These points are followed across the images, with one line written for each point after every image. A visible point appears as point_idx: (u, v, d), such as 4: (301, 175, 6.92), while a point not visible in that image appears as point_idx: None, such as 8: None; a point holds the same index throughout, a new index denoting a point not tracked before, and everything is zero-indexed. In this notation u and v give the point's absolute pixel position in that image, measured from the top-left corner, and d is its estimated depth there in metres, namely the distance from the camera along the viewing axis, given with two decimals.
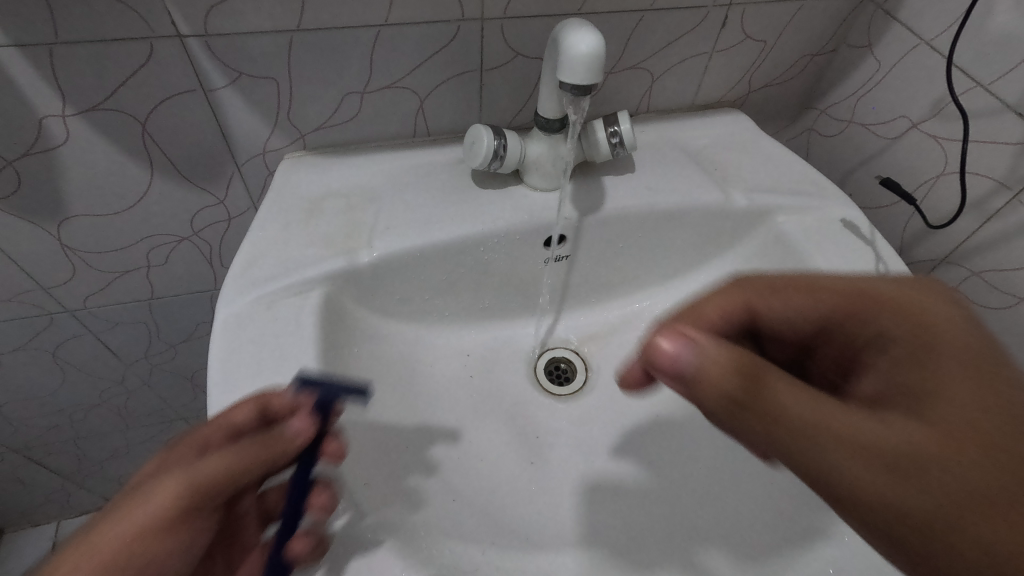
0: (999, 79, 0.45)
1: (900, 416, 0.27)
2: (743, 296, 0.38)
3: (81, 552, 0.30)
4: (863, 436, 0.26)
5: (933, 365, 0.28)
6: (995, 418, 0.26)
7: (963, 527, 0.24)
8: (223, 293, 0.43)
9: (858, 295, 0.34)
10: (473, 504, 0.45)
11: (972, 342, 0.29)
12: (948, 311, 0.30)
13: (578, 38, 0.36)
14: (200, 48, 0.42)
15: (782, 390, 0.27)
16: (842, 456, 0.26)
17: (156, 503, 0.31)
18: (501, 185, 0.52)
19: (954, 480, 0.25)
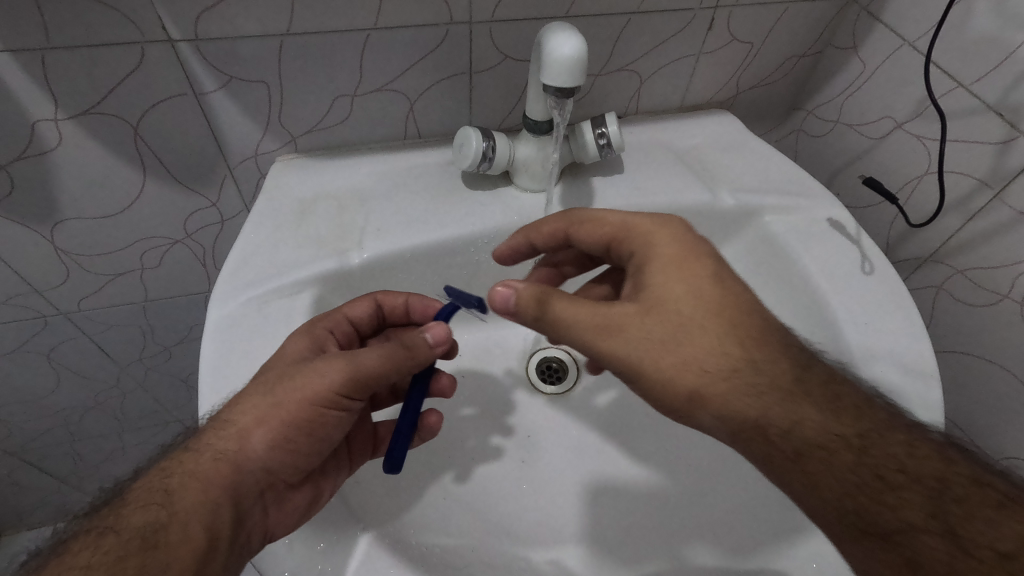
0: (979, 79, 0.46)
1: (634, 308, 0.37)
2: (565, 228, 0.44)
3: (252, 412, 0.36)
4: (610, 326, 0.37)
5: (660, 275, 0.38)
6: (703, 306, 0.37)
7: (671, 379, 0.36)
8: (214, 294, 0.44)
9: (627, 227, 0.41)
10: (462, 501, 0.45)
11: (691, 259, 0.38)
12: (670, 238, 0.39)
13: (561, 41, 0.37)
14: (191, 53, 0.42)
15: (559, 307, 0.38)
16: (601, 347, 0.37)
17: (317, 382, 0.37)
18: (491, 186, 0.52)
19: (668, 349, 0.36)
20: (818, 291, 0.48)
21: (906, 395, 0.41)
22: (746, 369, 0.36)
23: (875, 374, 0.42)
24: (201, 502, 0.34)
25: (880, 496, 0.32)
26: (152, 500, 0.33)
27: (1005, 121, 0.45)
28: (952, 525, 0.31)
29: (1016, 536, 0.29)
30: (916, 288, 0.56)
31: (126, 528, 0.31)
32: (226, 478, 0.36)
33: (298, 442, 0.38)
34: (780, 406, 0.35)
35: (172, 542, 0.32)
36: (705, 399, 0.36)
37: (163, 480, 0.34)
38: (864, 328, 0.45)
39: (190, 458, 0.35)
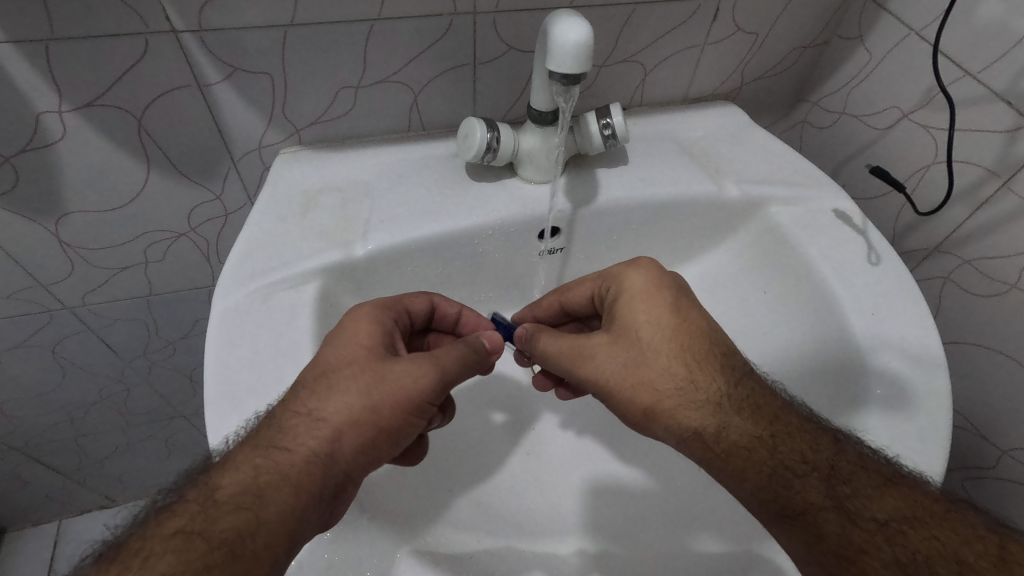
0: (987, 68, 0.46)
1: (605, 339, 0.43)
2: (557, 298, 0.49)
3: (344, 413, 0.37)
4: (582, 355, 0.43)
5: (625, 308, 0.43)
6: (659, 333, 0.41)
7: (629, 396, 0.41)
8: (219, 285, 0.43)
9: (602, 278, 0.46)
10: (469, 493, 0.46)
11: (660, 293, 0.43)
12: (639, 277, 0.44)
13: (567, 28, 0.36)
14: (195, 44, 0.42)
15: (543, 341, 0.45)
16: (577, 373, 0.43)
17: (405, 382, 0.39)
18: (495, 177, 0.52)
19: (629, 372, 0.41)
20: (825, 283, 0.47)
21: (914, 385, 0.41)
22: (688, 386, 0.40)
23: (882, 365, 0.42)
24: (292, 504, 0.34)
25: (789, 483, 0.36)
26: (240, 503, 0.33)
27: (1013, 109, 0.45)
28: (844, 502, 0.34)
29: (890, 507, 0.33)
30: (923, 279, 0.56)
31: (215, 534, 0.32)
32: (315, 480, 0.35)
33: (380, 445, 0.38)
34: (712, 414, 0.39)
35: (258, 549, 0.32)
36: (659, 414, 0.40)
37: (252, 479, 0.34)
38: (870, 319, 0.45)
39: (280, 456, 0.35)
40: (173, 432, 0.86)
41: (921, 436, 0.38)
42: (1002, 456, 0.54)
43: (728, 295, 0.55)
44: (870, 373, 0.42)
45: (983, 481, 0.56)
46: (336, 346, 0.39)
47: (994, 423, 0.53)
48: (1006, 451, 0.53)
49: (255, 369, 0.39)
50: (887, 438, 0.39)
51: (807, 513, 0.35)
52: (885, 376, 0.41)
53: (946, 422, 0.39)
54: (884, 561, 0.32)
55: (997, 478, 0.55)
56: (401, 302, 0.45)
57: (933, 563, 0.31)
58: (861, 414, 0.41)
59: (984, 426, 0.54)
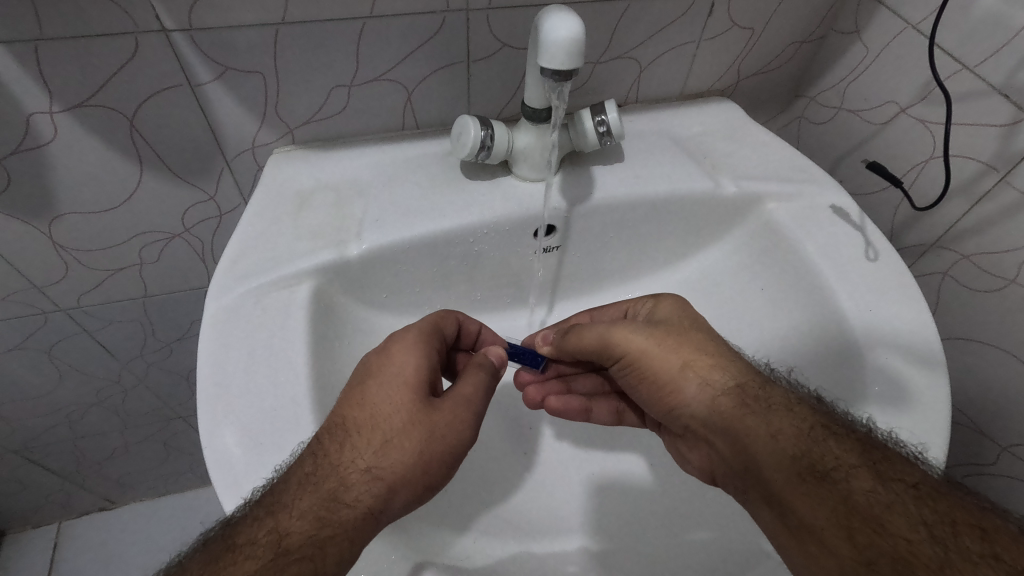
0: (984, 61, 0.45)
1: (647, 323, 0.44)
2: (587, 315, 0.51)
3: (401, 470, 0.36)
4: (623, 327, 0.44)
5: (671, 301, 0.45)
6: (702, 323, 0.43)
7: (665, 360, 0.41)
8: (212, 286, 0.43)
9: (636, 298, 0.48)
10: (465, 493, 0.45)
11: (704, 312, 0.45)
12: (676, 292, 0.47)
13: (558, 23, 0.36)
14: (186, 43, 0.42)
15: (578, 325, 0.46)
16: (615, 338, 0.44)
17: (455, 425, 0.39)
18: (490, 176, 0.52)
19: (674, 339, 0.42)
20: (823, 279, 0.47)
21: (913, 382, 0.40)
22: (729, 360, 0.41)
23: (880, 362, 0.42)
24: (348, 553, 0.33)
25: (821, 440, 0.35)
26: (303, 553, 0.32)
27: (1011, 103, 0.44)
28: (879, 464, 0.34)
29: (921, 472, 0.33)
30: (922, 275, 0.56)
31: None
32: (370, 535, 0.34)
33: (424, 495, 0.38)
34: (748, 378, 0.39)
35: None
36: (695, 367, 0.41)
37: (316, 529, 0.33)
38: (869, 315, 0.44)
39: (341, 509, 0.34)
40: (172, 433, 0.86)
41: (920, 433, 0.38)
42: (1003, 453, 0.53)
43: (727, 292, 0.55)
44: (869, 371, 0.41)
45: (983, 478, 0.56)
46: (387, 392, 0.39)
47: (993, 420, 0.53)
48: (1006, 448, 0.53)
49: (248, 371, 0.39)
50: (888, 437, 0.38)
51: (843, 470, 0.34)
52: (883, 373, 0.41)
53: (946, 419, 0.38)
54: (911, 518, 0.31)
55: (996, 474, 0.54)
56: (443, 320, 0.46)
57: (958, 525, 0.31)
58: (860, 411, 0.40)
59: (984, 422, 0.54)
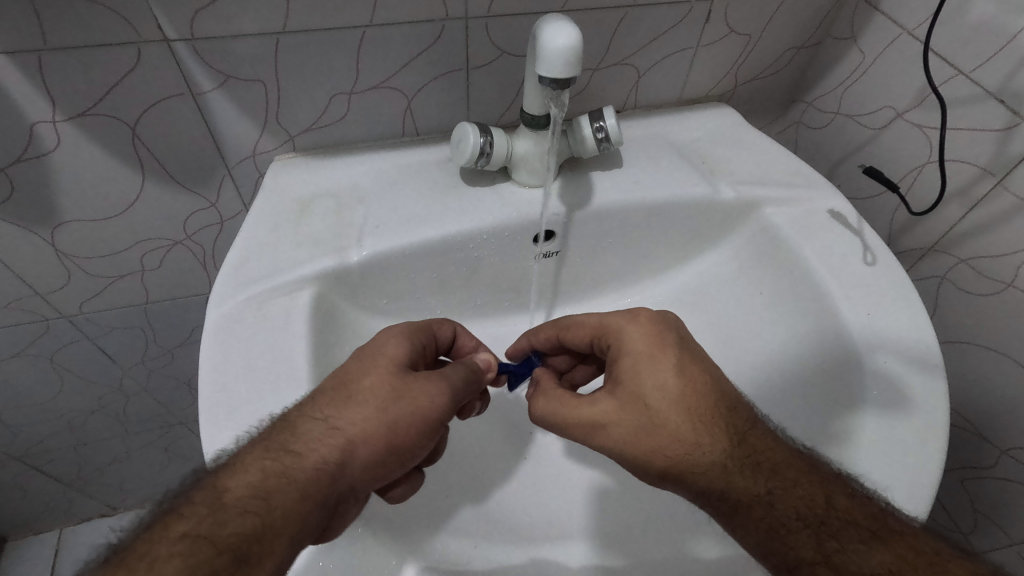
0: (979, 66, 0.45)
1: (610, 407, 0.40)
2: (556, 331, 0.48)
3: (362, 426, 0.37)
4: (592, 423, 0.41)
5: (631, 366, 0.41)
6: (669, 399, 0.39)
7: (639, 462, 0.39)
8: (213, 293, 0.43)
9: (602, 327, 0.44)
10: (465, 497, 0.46)
11: (672, 378, 0.40)
12: (640, 334, 0.42)
13: (555, 33, 0.36)
14: (188, 52, 0.42)
15: (541, 411, 0.44)
16: (590, 442, 0.41)
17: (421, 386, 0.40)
18: (490, 182, 0.52)
19: (642, 441, 0.39)
20: (820, 282, 0.47)
21: (910, 384, 0.41)
22: (696, 451, 0.38)
23: (877, 365, 0.42)
24: (293, 509, 0.33)
25: (786, 540, 0.34)
26: (247, 507, 0.32)
27: (1006, 108, 0.44)
28: (833, 556, 0.33)
29: (877, 562, 0.32)
30: (919, 279, 0.56)
31: (222, 538, 0.31)
32: (321, 491, 0.34)
33: (388, 459, 0.38)
34: (718, 470, 0.37)
35: (266, 550, 0.31)
36: (674, 459, 0.38)
37: (260, 480, 0.33)
38: (866, 319, 0.45)
39: (288, 458, 0.34)
40: (173, 440, 0.86)
41: (917, 435, 0.38)
42: (1001, 456, 0.53)
43: (725, 296, 0.55)
44: (866, 374, 0.42)
45: (983, 481, 0.56)
46: (360, 360, 0.39)
47: (991, 423, 0.53)
48: (1005, 451, 0.53)
49: (250, 377, 0.39)
50: (885, 439, 0.39)
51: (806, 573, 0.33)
52: (881, 375, 0.41)
53: (943, 422, 0.39)
54: None
55: (996, 478, 0.54)
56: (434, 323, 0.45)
57: None
58: (857, 414, 0.41)
59: (982, 425, 0.54)
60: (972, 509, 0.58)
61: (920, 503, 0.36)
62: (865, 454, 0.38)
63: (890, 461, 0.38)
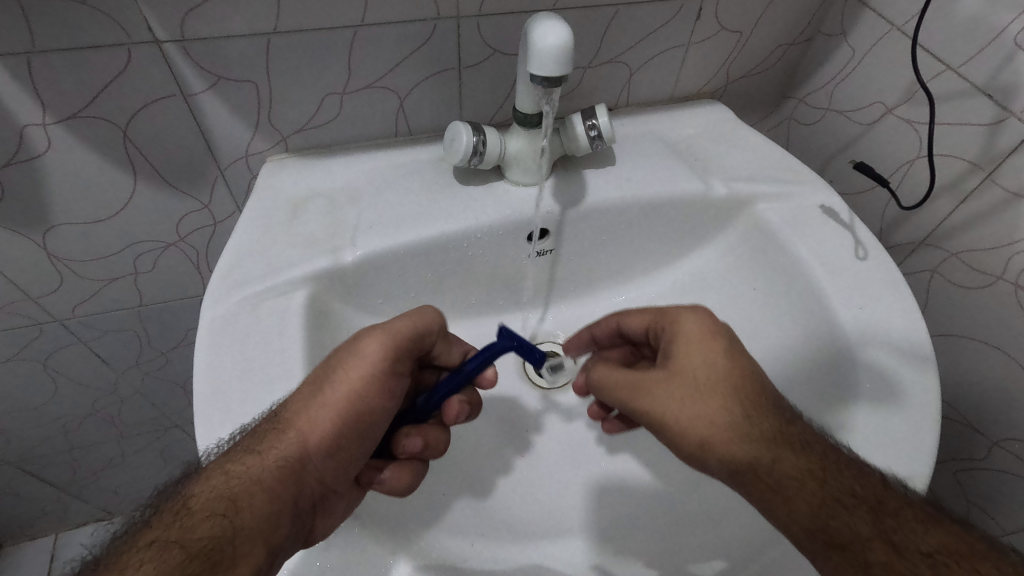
0: (967, 61, 0.46)
1: (663, 375, 0.40)
2: (615, 320, 0.47)
3: (320, 427, 0.38)
4: (640, 388, 0.40)
5: (685, 348, 0.40)
6: (717, 377, 0.38)
7: (683, 428, 0.38)
8: (207, 295, 0.43)
9: (661, 312, 0.43)
10: (461, 496, 0.46)
11: (723, 359, 0.39)
12: (696, 321, 0.41)
13: (546, 31, 0.36)
14: (178, 53, 0.42)
15: (598, 372, 0.44)
16: (634, 406, 0.40)
17: (374, 374, 0.40)
18: (483, 181, 0.52)
19: (690, 408, 0.38)
20: (813, 277, 0.48)
21: (903, 378, 0.41)
22: (745, 425, 0.37)
23: (870, 359, 0.42)
24: (260, 510, 0.35)
25: (837, 515, 0.34)
26: (212, 510, 0.34)
27: (994, 102, 0.45)
28: (887, 534, 0.33)
29: (931, 542, 0.33)
30: (910, 273, 0.56)
31: (193, 541, 0.32)
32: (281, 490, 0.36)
33: (348, 447, 0.40)
34: (765, 445, 0.36)
35: (240, 549, 0.33)
36: (724, 431, 0.37)
37: (224, 485, 0.35)
38: (859, 312, 0.45)
39: (249, 460, 0.36)
40: (168, 443, 0.85)
41: (910, 427, 0.39)
42: (992, 447, 0.53)
43: (718, 292, 0.55)
44: (859, 368, 0.42)
45: (974, 473, 0.56)
46: (325, 366, 0.39)
47: (982, 415, 0.53)
48: (996, 443, 0.53)
49: (245, 378, 0.39)
50: (878, 432, 0.39)
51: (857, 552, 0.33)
52: (874, 369, 0.42)
53: (936, 414, 0.39)
54: None
55: (987, 469, 0.54)
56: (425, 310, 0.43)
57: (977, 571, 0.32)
58: (851, 408, 0.41)
59: (973, 417, 0.54)
60: (966, 501, 0.58)
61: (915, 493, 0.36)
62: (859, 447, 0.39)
63: (885, 453, 0.38)
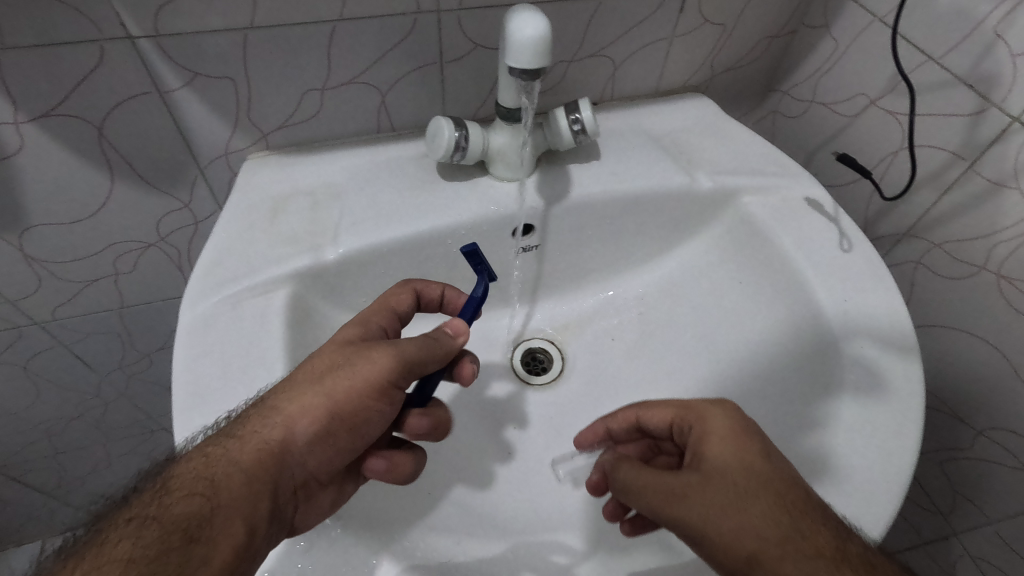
0: (948, 52, 0.46)
1: (695, 478, 0.35)
2: (634, 413, 0.43)
3: (306, 413, 0.36)
4: (674, 494, 0.35)
5: (715, 447, 0.36)
6: (757, 480, 0.34)
7: (725, 541, 0.32)
8: (186, 295, 0.43)
9: (685, 409, 0.40)
10: (447, 494, 0.46)
11: (758, 460, 0.35)
12: (725, 418, 0.37)
13: (523, 23, 0.36)
14: (153, 49, 0.42)
15: (624, 473, 0.39)
16: (666, 514, 0.35)
17: (374, 363, 0.38)
18: (467, 177, 0.51)
19: (730, 518, 0.33)
20: (798, 270, 0.48)
21: (887, 369, 0.41)
22: (797, 539, 0.31)
23: (855, 351, 0.42)
24: (240, 494, 0.34)
25: None
26: (193, 491, 0.33)
27: (975, 93, 0.45)
28: None
29: None
30: (894, 265, 0.56)
31: (170, 519, 0.31)
32: (264, 475, 0.35)
33: (337, 435, 0.38)
34: (824, 563, 0.31)
35: (217, 531, 0.32)
36: (774, 545, 0.31)
37: (206, 468, 0.34)
38: (843, 304, 0.45)
39: (233, 445, 0.35)
40: (155, 446, 0.84)
41: (893, 418, 0.39)
42: (976, 438, 0.53)
43: (704, 286, 0.55)
44: (844, 360, 0.42)
45: (959, 463, 0.56)
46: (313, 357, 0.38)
47: (965, 405, 0.53)
48: (980, 433, 0.53)
49: (225, 379, 0.39)
50: (863, 423, 0.39)
51: None
52: (858, 361, 0.42)
53: (920, 405, 0.39)
54: None
55: (971, 459, 0.55)
56: (392, 300, 0.44)
57: None
58: (836, 400, 0.41)
59: (957, 407, 0.54)
60: (950, 490, 0.58)
61: (899, 485, 0.36)
62: (844, 439, 0.39)
63: (869, 445, 0.38)
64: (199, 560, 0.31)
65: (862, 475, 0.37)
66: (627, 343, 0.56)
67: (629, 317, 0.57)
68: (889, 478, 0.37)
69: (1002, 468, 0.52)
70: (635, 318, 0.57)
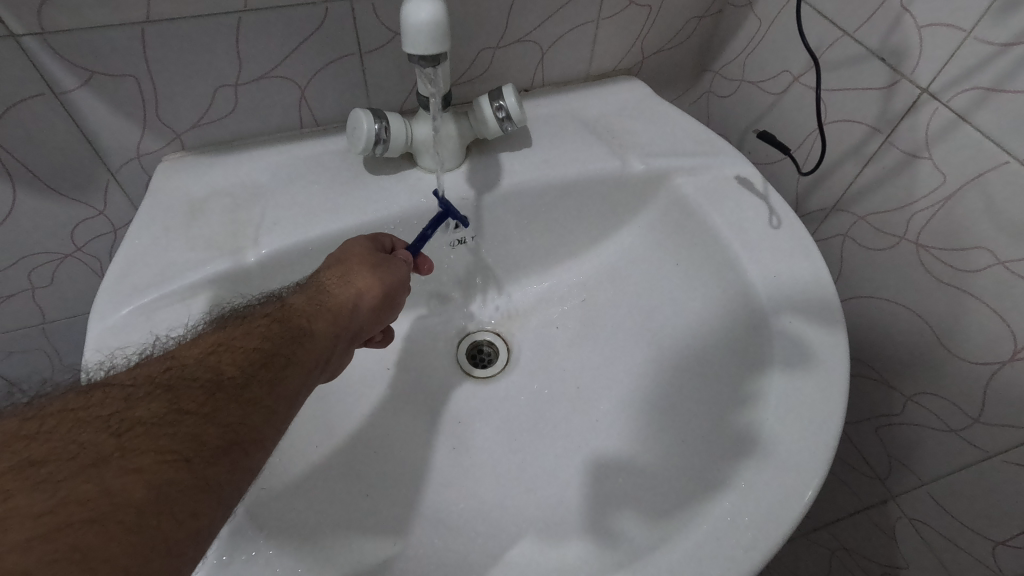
0: (862, 26, 0.47)
1: None
2: None
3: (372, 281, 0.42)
4: None
5: None
6: None
7: None
8: (94, 306, 0.40)
9: None
10: (384, 495, 0.45)
11: None
12: None
13: (417, 6, 0.35)
14: (42, 48, 0.39)
15: None
16: None
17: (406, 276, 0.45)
18: (394, 169, 0.50)
19: None
20: (728, 248, 0.48)
21: (814, 344, 0.42)
22: None
23: (783, 327, 0.43)
24: (328, 327, 0.40)
25: None
26: (299, 316, 0.39)
27: (887, 66, 0.46)
28: None
29: None
30: (824, 239, 0.57)
31: (283, 327, 0.37)
32: (343, 320, 0.41)
33: (383, 308, 0.45)
34: None
35: (310, 349, 0.38)
36: None
37: (307, 301, 0.40)
38: (770, 278, 0.45)
39: (324, 295, 0.41)
40: None
41: (819, 391, 0.39)
42: (908, 402, 0.55)
43: (641, 268, 0.55)
44: (772, 336, 0.43)
45: (894, 428, 0.58)
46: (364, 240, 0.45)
47: (897, 372, 0.55)
48: (911, 398, 0.54)
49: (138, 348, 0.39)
50: (792, 397, 0.39)
51: None
52: (786, 337, 0.42)
53: (845, 378, 0.40)
54: None
55: (903, 423, 0.56)
56: (380, 236, 0.46)
57: None
58: (765, 375, 0.41)
59: (889, 374, 0.56)
60: (886, 455, 0.60)
61: (823, 457, 0.37)
62: (772, 414, 0.39)
63: (796, 419, 0.38)
64: (299, 361, 0.36)
65: (788, 452, 0.37)
66: (571, 330, 0.56)
67: (572, 303, 0.57)
68: (815, 453, 0.37)
69: (931, 431, 0.54)
70: (577, 304, 0.57)
